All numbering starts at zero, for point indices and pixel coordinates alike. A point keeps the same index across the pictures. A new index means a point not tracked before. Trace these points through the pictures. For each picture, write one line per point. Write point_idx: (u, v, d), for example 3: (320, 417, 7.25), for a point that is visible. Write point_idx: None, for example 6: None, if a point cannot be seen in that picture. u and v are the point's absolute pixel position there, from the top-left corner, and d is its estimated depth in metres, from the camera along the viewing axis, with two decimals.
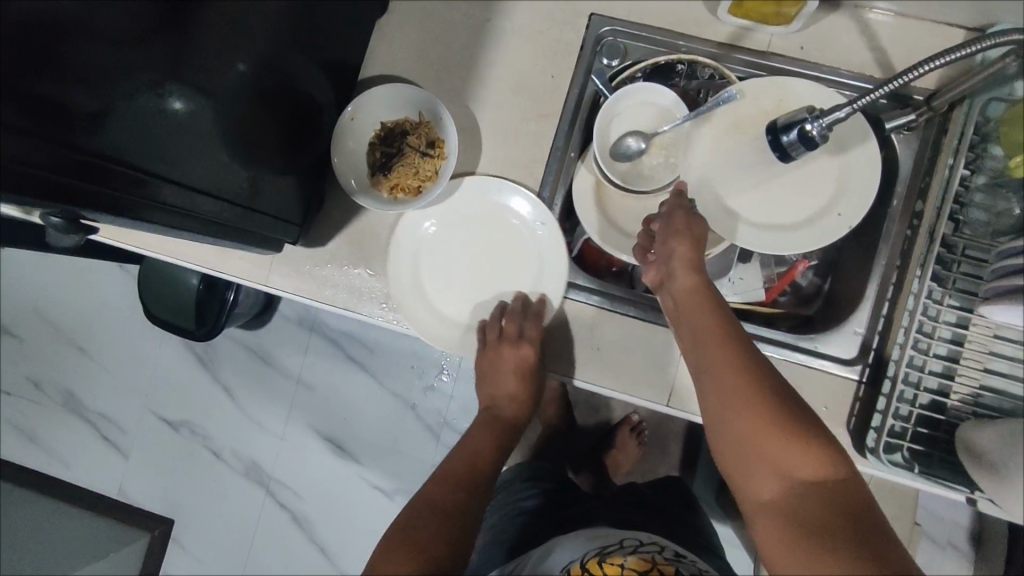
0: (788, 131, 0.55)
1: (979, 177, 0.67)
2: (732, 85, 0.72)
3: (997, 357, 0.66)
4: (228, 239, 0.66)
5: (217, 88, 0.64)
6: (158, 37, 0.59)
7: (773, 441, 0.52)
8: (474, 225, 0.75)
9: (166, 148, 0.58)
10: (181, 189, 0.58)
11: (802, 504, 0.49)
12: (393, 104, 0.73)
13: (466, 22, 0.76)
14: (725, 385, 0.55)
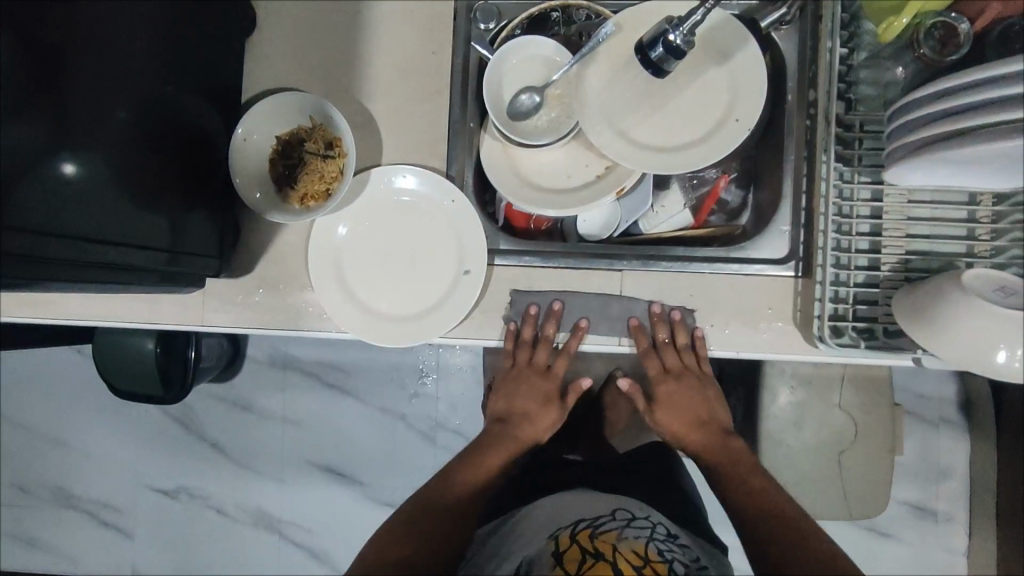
0: (655, 46, 0.56)
1: (859, 54, 0.68)
2: (608, 20, 0.72)
3: (914, 220, 0.69)
4: (152, 283, 0.68)
5: (105, 141, 0.59)
6: (40, 94, 0.56)
7: (766, 505, 0.73)
8: (392, 218, 0.75)
9: (85, 210, 0.58)
10: (101, 245, 0.60)
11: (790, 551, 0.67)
12: (283, 115, 0.73)
13: (339, 21, 0.77)
14: (731, 476, 0.78)
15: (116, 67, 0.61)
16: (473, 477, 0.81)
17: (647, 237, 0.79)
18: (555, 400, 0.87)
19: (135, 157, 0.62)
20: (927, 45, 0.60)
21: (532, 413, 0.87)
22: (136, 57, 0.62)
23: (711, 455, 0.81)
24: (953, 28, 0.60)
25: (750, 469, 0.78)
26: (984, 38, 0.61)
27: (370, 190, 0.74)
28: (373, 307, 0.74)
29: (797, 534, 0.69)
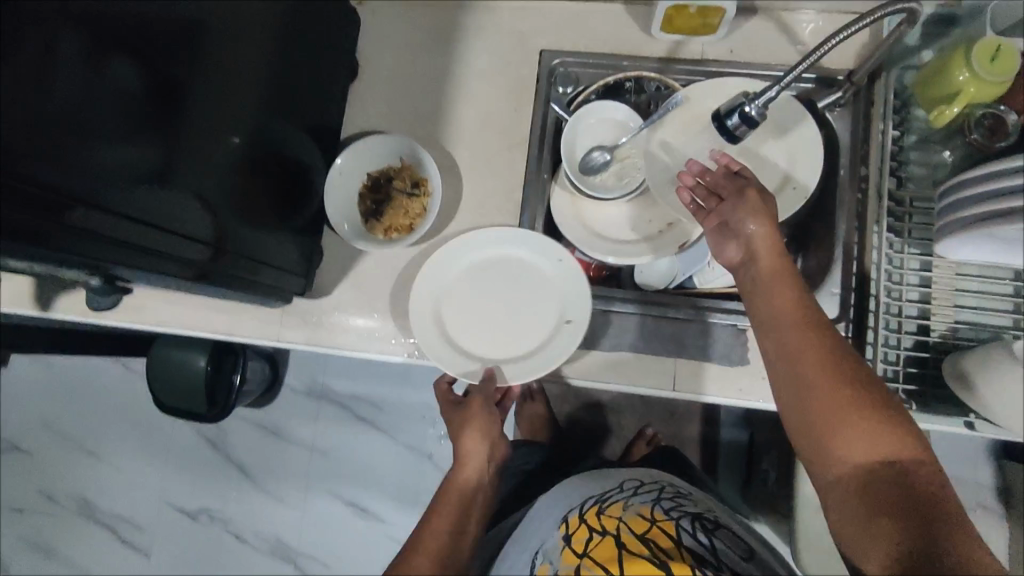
0: (731, 116, 0.62)
1: (909, 137, 0.75)
2: (677, 91, 0.80)
3: (962, 291, 0.73)
4: (242, 292, 0.72)
5: (213, 155, 0.66)
6: (153, 107, 0.60)
7: (874, 441, 0.54)
8: (496, 266, 0.79)
9: (191, 217, 0.63)
10: (202, 248, 0.64)
11: (858, 444, 0.55)
12: (376, 156, 0.80)
13: (432, 75, 0.85)
14: (816, 380, 0.57)
15: (225, 84, 0.67)
16: (449, 519, 0.75)
17: (701, 291, 0.82)
18: (478, 442, 0.83)
19: (237, 172, 0.69)
20: (976, 132, 0.66)
21: (459, 458, 0.83)
22: (247, 83, 0.70)
23: (788, 338, 0.60)
24: (1000, 119, 0.66)
25: (838, 370, 0.57)
26: None
27: (479, 239, 0.78)
28: (472, 348, 0.77)
29: (904, 474, 0.53)
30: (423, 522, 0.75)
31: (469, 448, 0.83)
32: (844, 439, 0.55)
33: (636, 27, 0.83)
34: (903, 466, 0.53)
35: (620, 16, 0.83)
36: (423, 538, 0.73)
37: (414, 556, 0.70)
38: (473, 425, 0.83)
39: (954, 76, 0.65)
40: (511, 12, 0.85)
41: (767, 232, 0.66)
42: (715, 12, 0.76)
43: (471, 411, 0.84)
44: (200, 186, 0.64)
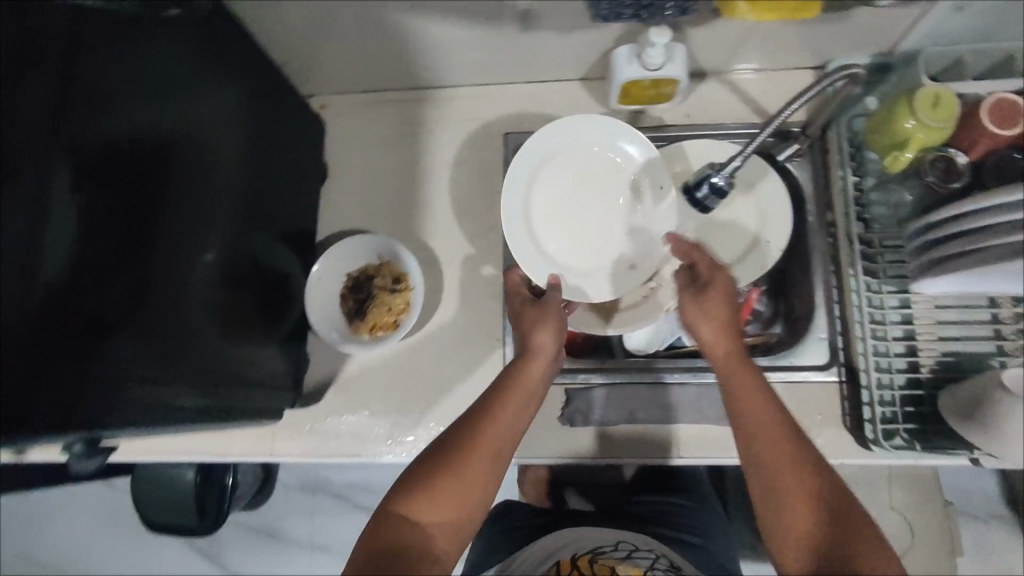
0: (699, 187, 0.63)
1: (868, 180, 0.78)
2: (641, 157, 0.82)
3: (943, 323, 0.74)
4: (232, 420, 0.69)
5: (192, 283, 0.63)
6: (140, 246, 0.56)
7: (808, 523, 0.54)
8: (569, 151, 0.78)
9: (186, 355, 0.61)
10: (191, 388, 0.62)
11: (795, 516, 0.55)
12: (352, 255, 0.80)
13: (402, 169, 0.87)
14: (766, 470, 0.57)
15: (203, 207, 0.65)
16: (515, 413, 0.61)
17: (691, 349, 0.85)
18: (550, 353, 0.67)
19: (215, 295, 0.67)
20: (931, 174, 0.68)
21: (527, 330, 0.69)
22: (219, 197, 0.67)
23: (745, 429, 0.60)
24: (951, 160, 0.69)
25: (787, 460, 0.57)
26: None
27: (561, 133, 0.77)
28: (548, 241, 0.77)
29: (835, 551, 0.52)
30: (483, 404, 0.62)
31: (540, 333, 0.68)
32: (787, 525, 0.55)
33: (593, 103, 0.86)
34: (836, 543, 0.52)
35: (577, 93, 0.86)
36: (473, 443, 0.58)
37: (472, 458, 0.58)
38: (550, 322, 0.69)
39: (902, 123, 0.67)
40: (472, 100, 0.88)
41: (721, 301, 0.66)
42: (668, 84, 0.78)
43: (549, 308, 0.70)
44: (178, 319, 0.61)
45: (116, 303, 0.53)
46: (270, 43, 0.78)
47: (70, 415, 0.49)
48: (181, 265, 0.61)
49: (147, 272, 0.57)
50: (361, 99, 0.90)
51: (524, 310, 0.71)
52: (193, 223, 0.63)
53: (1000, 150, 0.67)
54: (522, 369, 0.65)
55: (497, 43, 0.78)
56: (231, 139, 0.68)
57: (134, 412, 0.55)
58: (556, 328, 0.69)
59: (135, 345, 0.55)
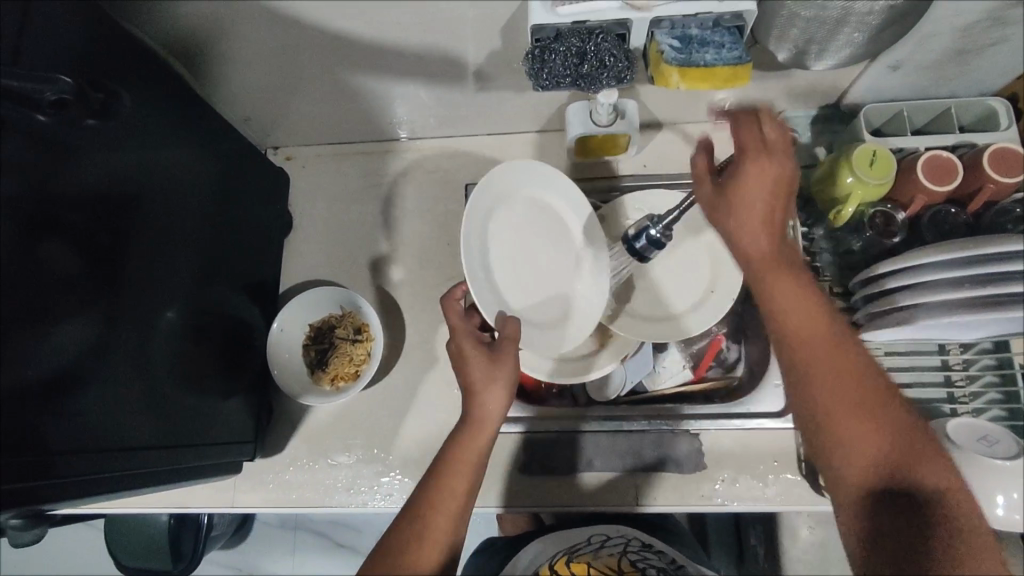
0: (638, 239, 0.65)
1: (817, 229, 0.79)
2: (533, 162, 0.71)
3: (893, 371, 0.76)
4: (192, 478, 0.70)
5: (153, 339, 0.64)
6: (97, 304, 0.57)
7: (893, 464, 0.53)
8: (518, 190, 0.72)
9: (145, 415, 0.62)
10: (153, 449, 0.63)
11: (867, 448, 0.54)
12: (316, 307, 0.82)
13: (366, 220, 0.89)
14: (830, 397, 0.55)
15: (166, 261, 0.66)
16: (461, 488, 0.61)
17: (652, 394, 0.84)
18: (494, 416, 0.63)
19: (176, 350, 0.68)
20: (870, 230, 0.71)
21: (472, 388, 0.63)
22: (182, 251, 0.69)
23: (801, 360, 0.55)
24: (890, 216, 0.72)
25: (856, 384, 0.54)
26: (918, 220, 0.72)
27: (520, 170, 0.71)
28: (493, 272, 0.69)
29: (926, 504, 0.52)
30: (426, 487, 0.61)
31: (484, 394, 0.63)
32: (855, 462, 0.54)
33: (551, 154, 0.88)
34: (938, 502, 0.52)
35: (536, 144, 0.89)
36: (425, 525, 0.59)
37: (424, 545, 0.58)
38: (501, 378, 0.63)
39: (843, 178, 0.70)
40: (435, 151, 0.91)
41: (761, 183, 0.53)
42: (620, 137, 0.80)
43: (499, 363, 0.63)
44: (137, 375, 0.62)
45: (70, 359, 0.54)
46: (235, 102, 0.81)
47: (18, 492, 0.49)
48: (139, 320, 0.63)
49: (101, 330, 0.58)
50: (327, 150, 0.92)
51: (470, 366, 0.64)
52: (154, 280, 0.65)
53: (936, 204, 0.70)
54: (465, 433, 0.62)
55: (456, 100, 0.80)
56: (198, 195, 0.71)
57: (86, 476, 0.55)
58: (507, 382, 0.63)
59: (89, 401, 0.56)
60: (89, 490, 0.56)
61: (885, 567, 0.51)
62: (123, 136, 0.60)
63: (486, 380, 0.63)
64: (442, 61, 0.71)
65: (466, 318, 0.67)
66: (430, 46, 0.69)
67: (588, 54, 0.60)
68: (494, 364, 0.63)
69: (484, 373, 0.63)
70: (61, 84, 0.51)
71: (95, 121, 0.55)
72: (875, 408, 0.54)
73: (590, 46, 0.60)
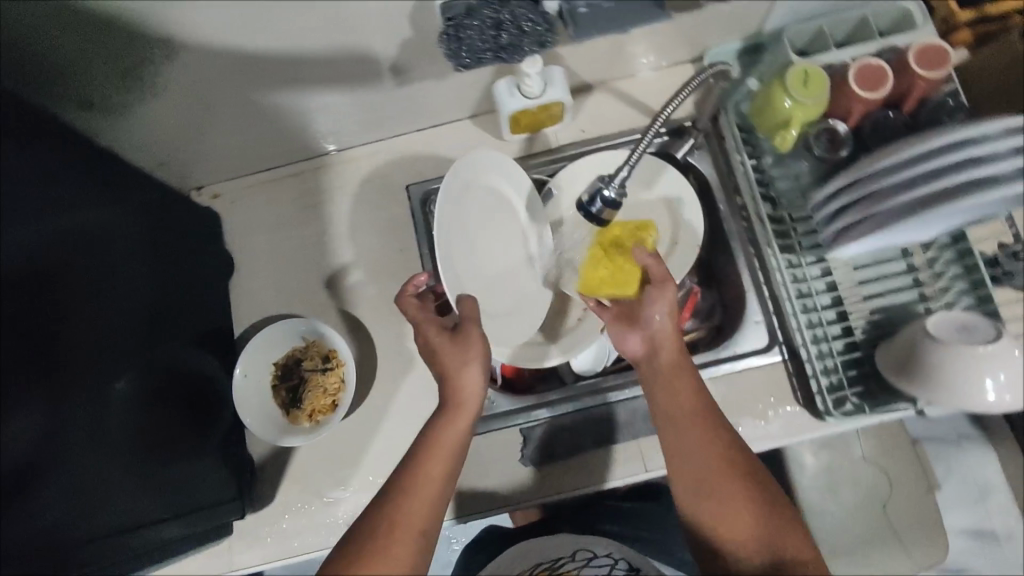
0: (593, 203, 0.65)
1: (765, 159, 0.79)
2: (486, 154, 0.70)
3: (864, 284, 0.77)
4: (155, 557, 0.64)
5: (108, 411, 0.59)
6: (42, 385, 0.52)
7: (747, 524, 0.58)
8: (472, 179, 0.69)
9: (108, 499, 0.57)
10: (113, 536, 0.57)
11: (732, 492, 0.59)
12: (276, 344, 0.78)
13: (312, 243, 0.85)
14: (712, 479, 0.59)
15: (105, 324, 0.61)
16: (440, 476, 0.57)
17: None
18: (472, 394, 0.61)
19: (135, 419, 0.62)
20: (818, 149, 0.73)
21: (444, 373, 0.61)
22: (120, 311, 0.63)
23: (683, 436, 0.61)
24: (833, 130, 0.73)
25: (726, 454, 0.60)
26: (859, 131, 0.72)
27: (479, 160, 0.70)
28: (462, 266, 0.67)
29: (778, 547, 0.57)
30: (400, 478, 0.57)
31: (458, 374, 0.61)
32: (712, 506, 0.59)
33: (488, 138, 0.85)
34: (779, 546, 0.57)
35: (470, 131, 0.86)
36: (397, 514, 0.55)
37: (398, 534, 0.54)
38: (472, 358, 0.61)
39: (781, 103, 0.69)
40: (368, 158, 0.87)
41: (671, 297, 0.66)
42: (554, 107, 0.77)
43: (467, 340, 0.61)
44: (103, 454, 0.57)
45: (26, 450, 0.49)
46: (148, 150, 0.75)
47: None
48: (95, 394, 0.58)
49: (52, 413, 0.52)
50: (255, 179, 0.87)
51: (438, 351, 0.62)
52: (103, 351, 0.60)
53: (873, 112, 0.70)
54: (440, 420, 0.60)
55: (378, 100, 0.77)
56: (132, 251, 0.66)
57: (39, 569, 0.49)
58: (479, 361, 0.61)
59: (49, 491, 0.51)
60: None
61: None
62: (50, 197, 0.56)
63: (454, 361, 0.61)
64: (354, 61, 0.67)
65: (425, 309, 0.67)
66: (339, 48, 0.65)
67: (504, 23, 0.58)
68: (461, 346, 0.61)
69: (452, 355, 0.61)
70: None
71: (24, 187, 0.53)
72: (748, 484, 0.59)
73: (505, 15, 0.57)
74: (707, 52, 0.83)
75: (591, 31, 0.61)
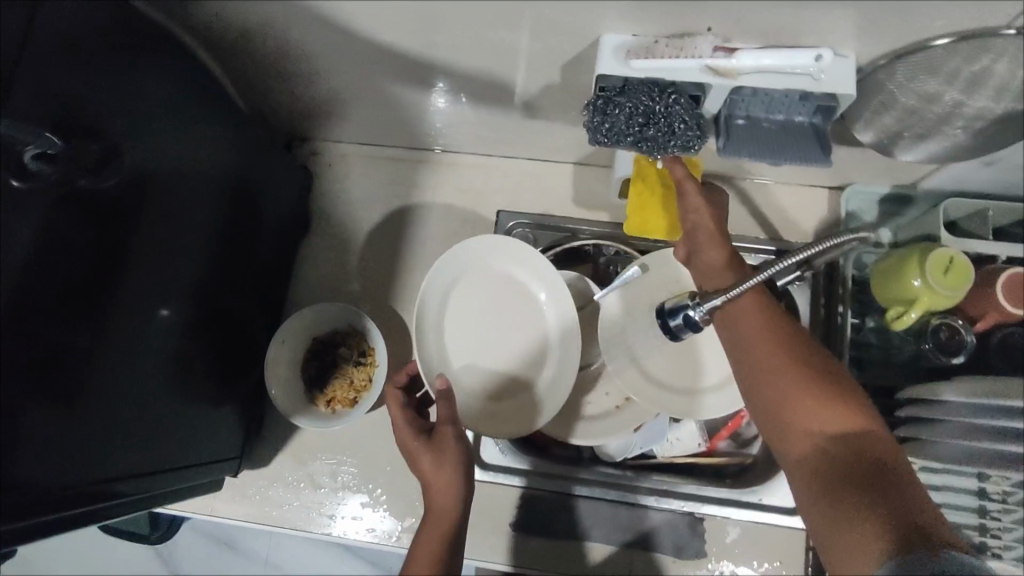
0: (675, 315, 0.57)
1: (868, 321, 0.73)
2: (501, 238, 0.73)
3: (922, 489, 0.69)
4: (172, 502, 0.66)
5: (147, 349, 0.59)
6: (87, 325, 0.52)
7: (824, 416, 0.50)
8: (476, 267, 0.75)
9: (136, 437, 0.58)
10: (139, 477, 0.58)
11: (800, 394, 0.51)
12: (321, 322, 0.78)
13: (389, 232, 0.84)
14: (773, 372, 0.53)
15: (167, 263, 0.61)
16: None
17: (660, 462, 0.79)
18: (451, 497, 0.57)
19: (168, 361, 0.62)
20: (929, 342, 0.65)
21: (424, 481, 0.59)
22: (188, 251, 0.64)
23: (735, 330, 0.57)
24: (955, 331, 0.64)
25: (785, 349, 0.54)
26: (985, 337, 0.65)
27: (479, 246, 0.73)
28: (461, 349, 0.73)
29: (864, 450, 0.48)
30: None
31: (434, 480, 0.58)
32: (781, 407, 0.52)
33: (594, 191, 0.82)
34: (865, 450, 0.48)
35: (579, 178, 0.83)
36: None
37: None
38: (450, 455, 0.59)
39: (908, 280, 0.63)
40: (471, 168, 0.85)
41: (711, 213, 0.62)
42: None
43: (444, 436, 0.60)
44: (126, 399, 0.56)
45: (68, 379, 0.50)
46: (261, 90, 0.74)
47: (10, 531, 0.46)
48: (133, 333, 0.57)
49: (93, 343, 0.52)
50: (356, 150, 0.87)
51: (416, 454, 0.60)
52: (157, 294, 0.60)
53: (1007, 324, 0.64)
54: (421, 532, 0.56)
55: (500, 122, 0.74)
56: (209, 198, 0.65)
57: (76, 513, 0.51)
58: (459, 467, 0.58)
59: (74, 438, 0.51)
60: (82, 522, 0.52)
61: (838, 500, 0.46)
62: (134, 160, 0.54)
63: (431, 461, 0.59)
64: (492, 85, 0.65)
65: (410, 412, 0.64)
66: (480, 71, 0.62)
67: (656, 115, 0.54)
68: (439, 445, 0.60)
69: (429, 456, 0.59)
70: (47, 140, 0.46)
71: (90, 180, 0.50)
72: (817, 376, 0.52)
73: (660, 106, 0.54)
74: (850, 186, 0.76)
75: (746, 144, 0.56)
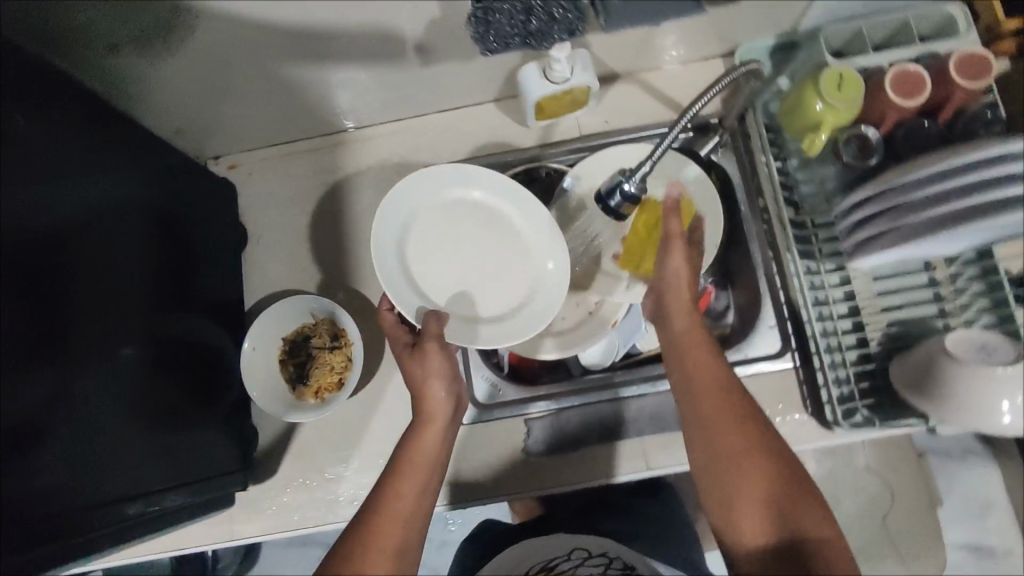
0: (612, 196, 0.64)
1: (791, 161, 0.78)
2: (460, 166, 0.72)
3: (883, 296, 0.75)
4: (170, 523, 0.65)
5: (113, 378, 0.58)
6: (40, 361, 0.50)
7: (762, 492, 0.55)
8: (446, 198, 0.73)
9: (112, 465, 0.57)
10: (117, 501, 0.58)
11: (745, 466, 0.56)
12: (285, 321, 0.78)
13: (328, 220, 0.85)
14: (718, 440, 0.58)
15: (112, 290, 0.60)
16: (414, 492, 0.57)
17: (646, 355, 0.83)
18: (443, 404, 0.62)
19: (141, 388, 0.61)
20: (848, 152, 0.71)
21: (415, 387, 0.63)
22: (131, 274, 0.62)
23: (686, 393, 0.61)
24: (864, 137, 0.71)
25: (735, 420, 0.58)
26: (892, 138, 0.70)
27: (429, 177, 0.72)
28: (430, 281, 0.71)
29: (798, 529, 0.53)
30: (377, 498, 0.57)
31: (428, 389, 0.62)
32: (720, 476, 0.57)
33: (510, 123, 0.84)
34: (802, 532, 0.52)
35: (493, 115, 0.85)
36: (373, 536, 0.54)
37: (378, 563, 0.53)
38: (437, 358, 0.63)
39: (811, 105, 0.68)
40: (389, 137, 0.86)
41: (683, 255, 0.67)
42: (580, 92, 0.75)
43: (430, 345, 0.63)
44: (99, 427, 0.56)
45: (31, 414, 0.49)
46: (162, 113, 0.73)
47: None
48: (93, 363, 0.56)
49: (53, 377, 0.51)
50: (273, 152, 0.87)
51: (410, 365, 0.64)
52: (101, 318, 0.58)
53: (908, 119, 0.68)
54: (414, 435, 0.61)
55: (399, 78, 0.75)
56: (139, 215, 0.64)
57: (47, 548, 0.50)
58: (447, 373, 0.63)
59: (39, 475, 0.49)
60: (33, 571, 0.49)
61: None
62: (40, 170, 0.52)
63: (422, 369, 0.63)
64: (379, 39, 0.66)
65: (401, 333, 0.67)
66: (360, 27, 0.64)
67: (535, 9, 0.56)
68: (428, 360, 0.63)
69: (421, 362, 0.63)
70: None
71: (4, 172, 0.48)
72: (762, 450, 0.56)
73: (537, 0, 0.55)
74: (740, 46, 0.81)
75: (628, 17, 0.59)
